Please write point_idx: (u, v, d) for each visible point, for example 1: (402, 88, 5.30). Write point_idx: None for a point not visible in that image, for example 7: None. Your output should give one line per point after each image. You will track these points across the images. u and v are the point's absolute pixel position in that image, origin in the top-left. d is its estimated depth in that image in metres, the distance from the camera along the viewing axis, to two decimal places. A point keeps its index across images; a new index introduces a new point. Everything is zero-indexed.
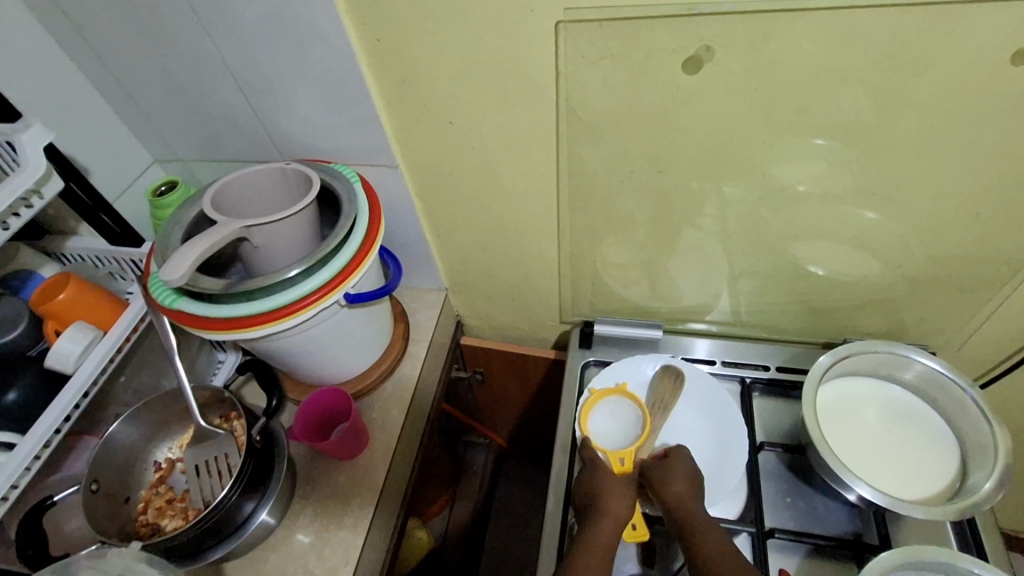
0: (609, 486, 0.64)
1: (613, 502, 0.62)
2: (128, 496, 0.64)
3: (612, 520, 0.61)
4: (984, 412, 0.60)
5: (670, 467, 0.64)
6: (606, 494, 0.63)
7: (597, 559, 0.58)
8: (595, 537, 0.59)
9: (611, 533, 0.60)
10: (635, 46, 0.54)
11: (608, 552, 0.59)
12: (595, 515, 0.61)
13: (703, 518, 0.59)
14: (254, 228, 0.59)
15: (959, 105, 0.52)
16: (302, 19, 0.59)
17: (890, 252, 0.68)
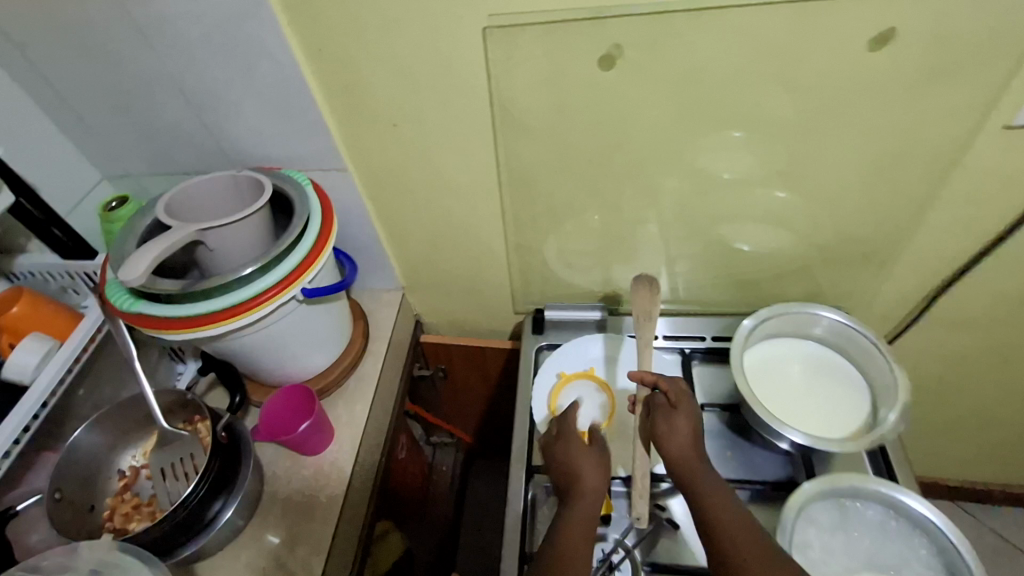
0: (587, 458, 0.66)
1: (592, 471, 0.64)
2: (92, 505, 0.65)
3: (592, 489, 0.63)
4: (886, 356, 0.69)
5: (675, 419, 0.64)
6: (584, 468, 0.65)
7: (581, 531, 0.59)
8: (576, 507, 0.61)
9: (594, 504, 0.62)
10: (554, 46, 0.60)
11: (593, 521, 0.60)
12: (577, 487, 0.63)
13: (702, 471, 0.61)
14: (208, 230, 0.62)
15: (839, 90, 0.60)
16: (243, 33, 0.62)
17: (801, 226, 0.76)
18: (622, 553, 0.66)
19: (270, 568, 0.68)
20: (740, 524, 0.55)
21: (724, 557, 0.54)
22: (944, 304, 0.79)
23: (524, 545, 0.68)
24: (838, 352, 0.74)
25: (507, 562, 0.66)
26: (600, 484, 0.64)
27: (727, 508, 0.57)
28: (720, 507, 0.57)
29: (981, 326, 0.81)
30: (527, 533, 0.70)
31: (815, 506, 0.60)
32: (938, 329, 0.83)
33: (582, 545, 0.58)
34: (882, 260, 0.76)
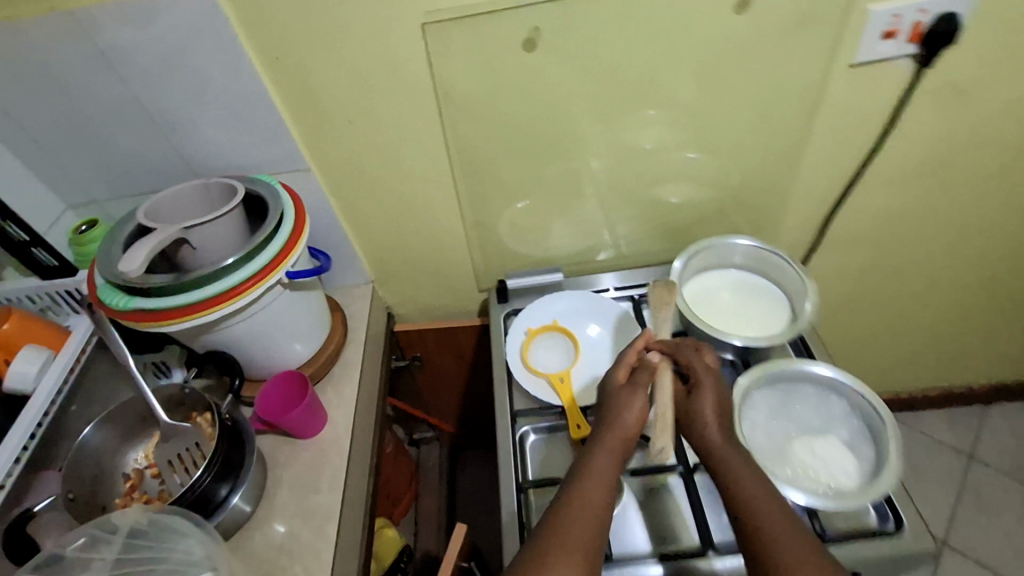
0: (621, 412, 0.64)
1: (621, 426, 0.63)
2: (103, 506, 0.68)
3: (617, 444, 0.62)
4: (793, 265, 0.81)
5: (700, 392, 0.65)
6: (615, 425, 0.64)
7: (598, 483, 0.58)
8: (595, 460, 0.61)
9: (614, 462, 0.61)
10: (484, 34, 0.70)
11: (611, 478, 0.59)
12: (600, 444, 0.63)
13: (728, 441, 0.61)
14: (191, 229, 0.68)
15: (721, 50, 0.72)
16: (201, 47, 0.69)
17: (715, 176, 0.88)
18: None
19: (286, 541, 0.72)
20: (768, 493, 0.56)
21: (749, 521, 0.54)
22: (842, 225, 0.93)
23: (519, 478, 0.75)
24: (757, 272, 0.86)
25: (506, 494, 0.73)
26: (627, 439, 0.63)
27: (755, 478, 0.57)
28: (748, 476, 0.57)
29: (875, 240, 0.96)
30: (520, 468, 0.77)
31: (758, 395, 0.71)
32: (841, 248, 0.97)
33: (598, 498, 0.57)
34: (785, 195, 0.89)
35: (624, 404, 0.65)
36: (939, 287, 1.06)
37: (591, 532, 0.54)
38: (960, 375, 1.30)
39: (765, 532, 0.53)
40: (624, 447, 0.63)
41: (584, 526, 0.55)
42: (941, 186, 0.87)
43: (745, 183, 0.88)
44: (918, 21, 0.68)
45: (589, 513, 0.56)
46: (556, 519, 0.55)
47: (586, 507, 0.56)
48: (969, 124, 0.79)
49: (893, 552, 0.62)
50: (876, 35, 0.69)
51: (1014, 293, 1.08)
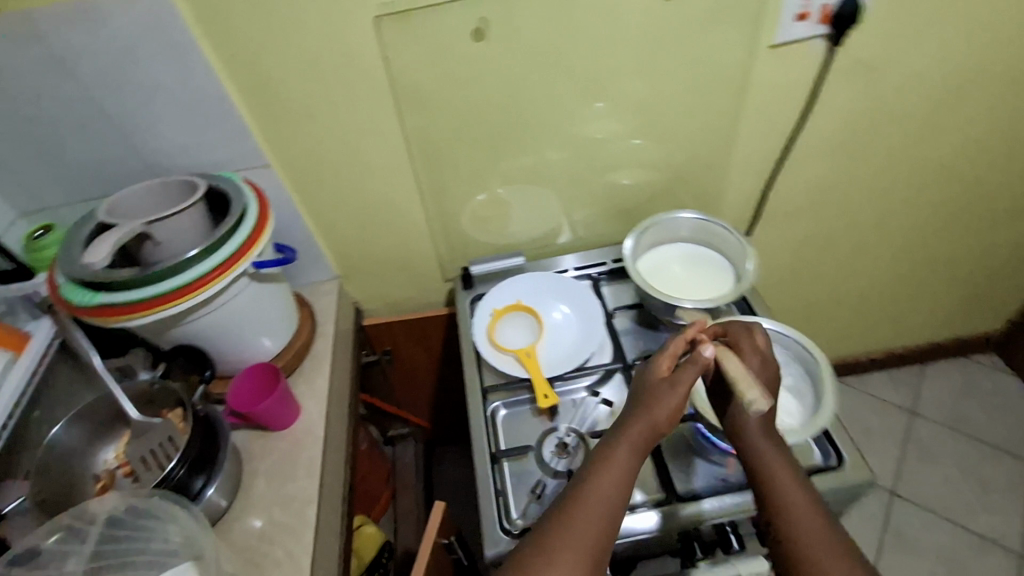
0: (654, 403, 0.63)
1: (650, 421, 0.62)
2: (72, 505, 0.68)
3: (642, 439, 0.61)
4: (735, 234, 0.87)
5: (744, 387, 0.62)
6: (644, 414, 0.62)
7: (617, 484, 0.58)
8: (617, 457, 0.60)
9: (636, 459, 0.61)
10: (433, 26, 0.73)
11: (630, 475, 0.59)
12: (626, 432, 0.62)
13: (770, 440, 0.60)
14: (154, 224, 0.69)
15: (655, 37, 0.77)
16: (153, 45, 0.70)
17: (661, 157, 0.93)
18: (574, 436, 0.78)
19: (265, 529, 0.72)
20: (808, 504, 0.56)
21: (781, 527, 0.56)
22: (778, 198, 1.00)
23: (493, 449, 0.79)
24: (703, 244, 0.92)
25: (481, 466, 0.76)
26: (655, 433, 0.62)
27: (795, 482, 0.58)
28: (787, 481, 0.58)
29: (810, 211, 1.04)
30: (493, 440, 0.80)
31: None
32: (781, 219, 1.04)
33: (615, 499, 0.58)
34: (726, 171, 0.95)
35: (658, 399, 0.63)
36: (872, 253, 1.15)
37: (602, 533, 0.56)
38: (899, 337, 1.40)
39: (796, 539, 0.55)
40: (649, 441, 0.62)
41: (597, 528, 0.56)
42: (863, 156, 0.96)
43: (688, 162, 0.94)
44: (825, 4, 0.75)
45: (606, 514, 0.56)
46: (569, 519, 0.56)
47: (601, 508, 0.57)
48: (880, 96, 0.87)
49: (838, 484, 0.68)
50: (790, 18, 0.76)
51: (938, 255, 1.18)
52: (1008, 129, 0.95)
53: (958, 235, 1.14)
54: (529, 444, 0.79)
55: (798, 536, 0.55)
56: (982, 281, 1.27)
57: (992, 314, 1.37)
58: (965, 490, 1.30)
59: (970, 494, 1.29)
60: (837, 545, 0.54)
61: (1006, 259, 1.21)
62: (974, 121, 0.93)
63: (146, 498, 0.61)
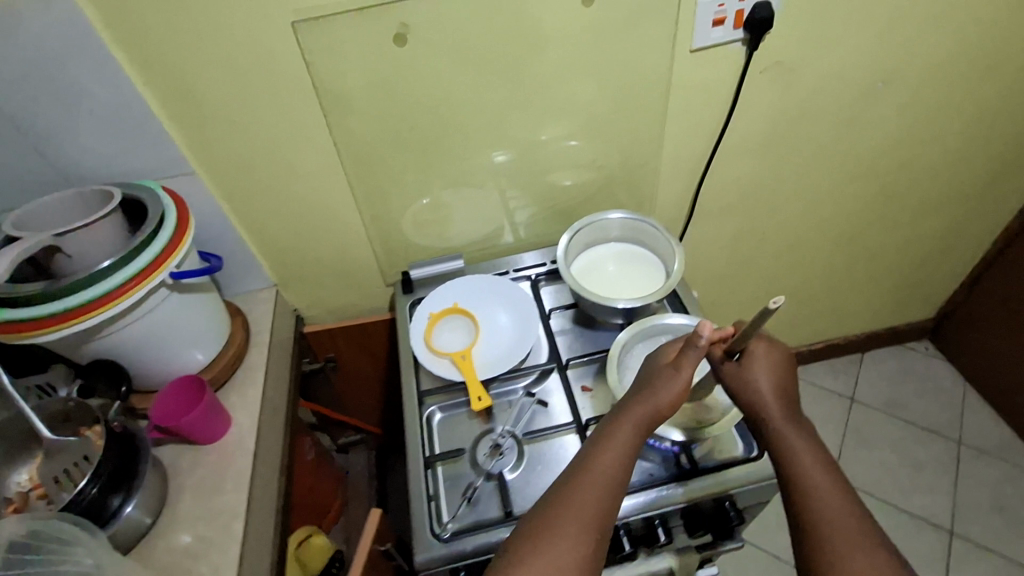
0: (658, 387, 0.67)
1: (651, 405, 0.66)
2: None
3: (641, 419, 0.66)
4: (665, 232, 0.89)
5: (752, 372, 0.65)
6: (647, 399, 0.67)
7: (618, 459, 0.63)
8: (620, 436, 0.65)
9: (637, 438, 0.65)
10: (356, 31, 0.72)
11: (630, 453, 0.64)
12: (628, 414, 0.67)
13: (786, 420, 0.64)
14: (63, 236, 0.67)
15: (579, 41, 0.78)
16: (54, 53, 0.66)
17: (596, 159, 0.94)
18: (509, 437, 0.80)
19: (190, 547, 0.71)
20: (822, 481, 0.59)
21: (797, 503, 0.59)
22: (709, 195, 1.03)
23: (427, 453, 0.79)
24: (637, 243, 0.94)
25: (415, 471, 0.77)
26: (656, 416, 0.66)
27: (809, 456, 0.60)
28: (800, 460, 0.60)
29: (742, 207, 1.07)
30: (427, 444, 0.81)
31: (638, 348, 0.83)
32: (712, 217, 1.07)
33: (616, 476, 0.63)
34: (659, 171, 0.97)
35: (660, 384, 0.67)
36: (804, 247, 1.19)
37: (600, 509, 0.60)
38: (836, 327, 1.46)
39: (809, 513, 0.57)
40: (650, 423, 0.66)
41: (596, 501, 0.61)
42: (788, 153, 0.99)
43: (622, 163, 0.95)
44: (740, 10, 0.78)
45: (606, 490, 0.62)
46: (573, 495, 0.61)
47: (601, 487, 0.62)
48: (799, 96, 0.90)
49: (743, 474, 0.75)
50: (708, 22, 0.79)
51: (866, 248, 1.23)
52: (922, 127, 1.00)
53: (884, 229, 1.19)
54: (462, 447, 0.80)
55: (812, 505, 0.58)
56: (910, 271, 1.33)
57: (922, 303, 1.44)
58: (899, 472, 1.36)
59: (903, 476, 1.36)
60: (849, 519, 0.56)
61: (930, 251, 1.27)
62: (890, 119, 0.97)
63: (67, 524, 0.59)
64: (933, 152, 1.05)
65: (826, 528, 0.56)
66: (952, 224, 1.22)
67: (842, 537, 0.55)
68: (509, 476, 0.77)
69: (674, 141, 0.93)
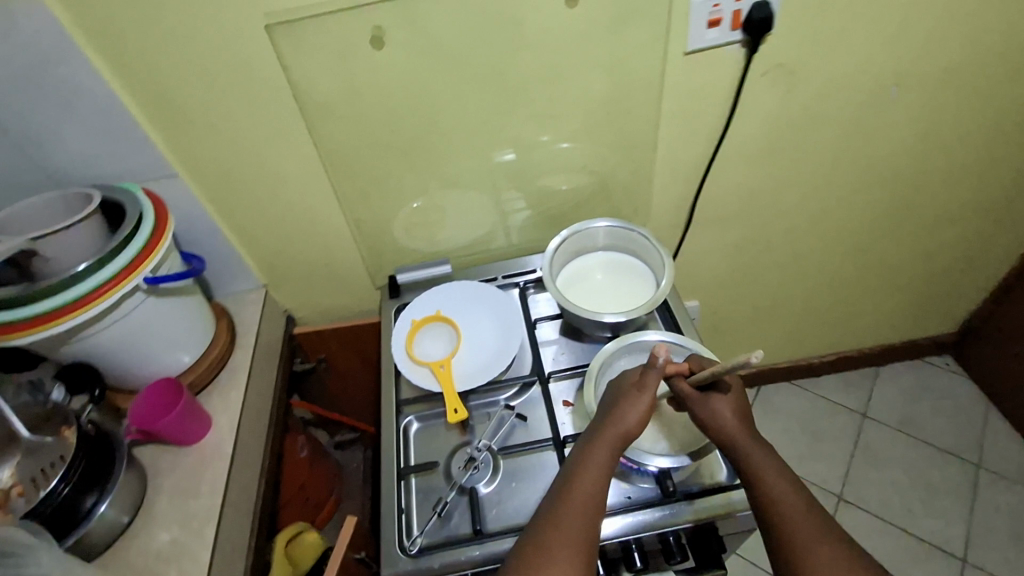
0: (624, 409, 0.65)
1: (622, 425, 0.64)
2: None
3: (614, 442, 0.64)
4: (654, 242, 0.86)
5: (716, 398, 0.65)
6: (616, 421, 0.65)
7: (595, 483, 0.61)
8: (595, 459, 0.63)
9: (611, 460, 0.63)
10: (331, 34, 0.70)
11: (606, 475, 0.62)
12: (599, 437, 0.65)
13: (752, 439, 0.63)
14: (39, 240, 0.67)
15: (564, 42, 0.75)
16: (32, 58, 0.66)
17: (588, 164, 0.91)
18: (484, 451, 0.78)
19: (161, 550, 0.72)
20: (795, 499, 0.58)
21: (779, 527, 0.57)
22: (707, 202, 0.99)
23: (401, 465, 0.79)
24: (628, 252, 0.91)
25: (388, 483, 0.76)
26: (626, 438, 0.65)
27: (778, 475, 0.60)
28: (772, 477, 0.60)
29: (743, 215, 1.02)
30: (402, 455, 0.80)
31: (620, 363, 0.81)
32: (711, 225, 1.03)
33: (595, 504, 0.60)
34: (654, 177, 0.94)
35: (628, 405, 0.65)
36: (813, 257, 1.14)
37: (587, 535, 0.58)
38: (848, 339, 1.40)
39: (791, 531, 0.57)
40: (622, 444, 0.64)
41: (579, 531, 0.58)
42: (793, 160, 0.94)
43: (615, 169, 0.92)
44: (737, 10, 0.73)
45: (587, 517, 0.59)
46: (556, 522, 0.59)
47: (582, 515, 0.59)
48: (804, 101, 0.85)
49: (725, 502, 0.71)
50: (702, 24, 0.74)
51: (881, 258, 1.17)
52: (940, 133, 0.93)
53: (900, 239, 1.13)
54: (436, 460, 0.79)
55: (789, 526, 0.57)
56: (930, 283, 1.25)
57: (943, 316, 1.36)
58: (909, 494, 1.30)
59: (913, 498, 1.30)
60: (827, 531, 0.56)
61: (951, 262, 1.20)
62: (905, 125, 0.91)
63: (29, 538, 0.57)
64: (954, 160, 0.98)
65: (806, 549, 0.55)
66: (975, 235, 1.14)
67: (824, 549, 0.55)
68: (482, 491, 0.75)
69: (670, 146, 0.89)
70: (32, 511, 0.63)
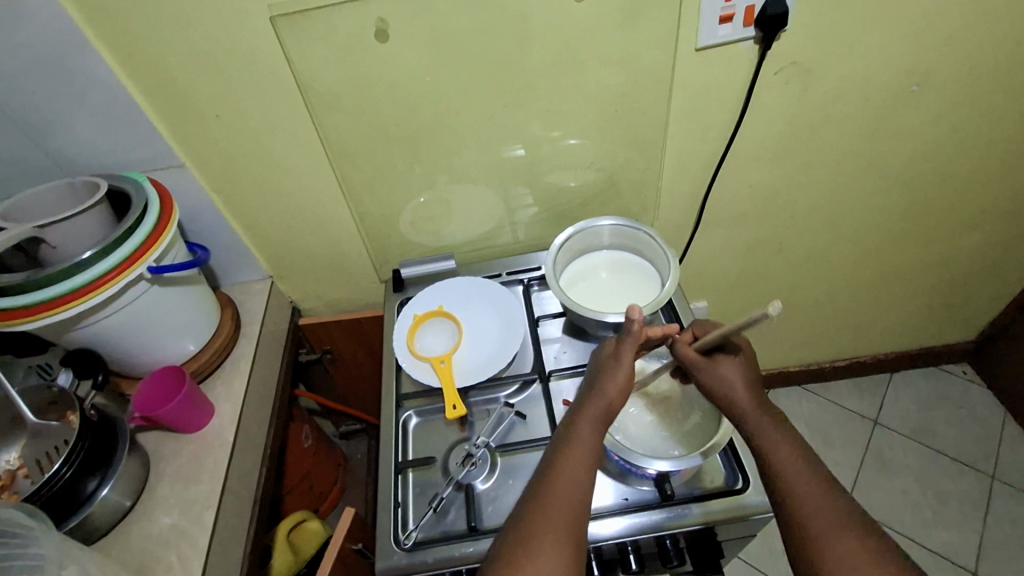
0: (605, 383, 0.66)
1: (603, 400, 0.65)
2: None
3: (597, 417, 0.64)
4: (660, 242, 0.84)
5: (723, 365, 0.64)
6: (599, 396, 0.66)
7: (582, 457, 0.62)
8: (579, 435, 0.63)
9: (597, 434, 0.64)
10: (335, 26, 0.69)
11: (595, 449, 0.63)
12: (583, 414, 0.65)
13: (756, 408, 0.62)
14: (45, 228, 0.68)
15: (572, 37, 0.73)
16: (43, 46, 0.66)
17: (596, 161, 0.90)
18: (482, 448, 0.77)
19: (160, 535, 0.73)
20: (800, 468, 0.57)
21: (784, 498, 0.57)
22: (717, 202, 0.97)
23: (399, 459, 0.79)
24: (633, 252, 0.90)
25: (386, 476, 0.77)
26: (609, 413, 0.65)
27: (782, 444, 0.59)
28: (778, 448, 0.59)
29: (754, 216, 1.00)
30: (401, 449, 0.80)
31: None
32: (721, 225, 1.02)
33: (583, 477, 0.60)
34: (662, 175, 0.92)
35: (607, 377, 0.66)
36: (826, 260, 1.11)
37: (577, 507, 0.58)
38: (861, 344, 1.37)
39: (798, 504, 0.55)
40: (606, 418, 0.65)
41: (570, 504, 0.58)
42: (807, 160, 0.91)
43: (624, 167, 0.90)
44: (750, 5, 0.71)
45: (577, 490, 0.59)
46: (546, 496, 0.59)
47: (572, 489, 0.59)
48: (820, 100, 0.83)
49: (726, 506, 0.70)
50: (714, 20, 0.73)
51: (897, 262, 1.13)
52: (962, 136, 0.90)
53: (918, 244, 1.10)
54: (434, 456, 0.79)
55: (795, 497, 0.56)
56: (948, 289, 1.22)
57: (962, 323, 1.33)
58: (919, 503, 1.28)
59: (924, 508, 1.27)
60: (832, 501, 0.55)
61: (971, 268, 1.17)
62: (925, 126, 0.88)
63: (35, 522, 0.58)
64: (976, 163, 0.95)
65: (812, 518, 0.54)
66: (996, 241, 1.11)
67: (828, 518, 0.54)
68: (479, 487, 0.75)
69: (680, 144, 0.88)
70: (34, 494, 0.64)
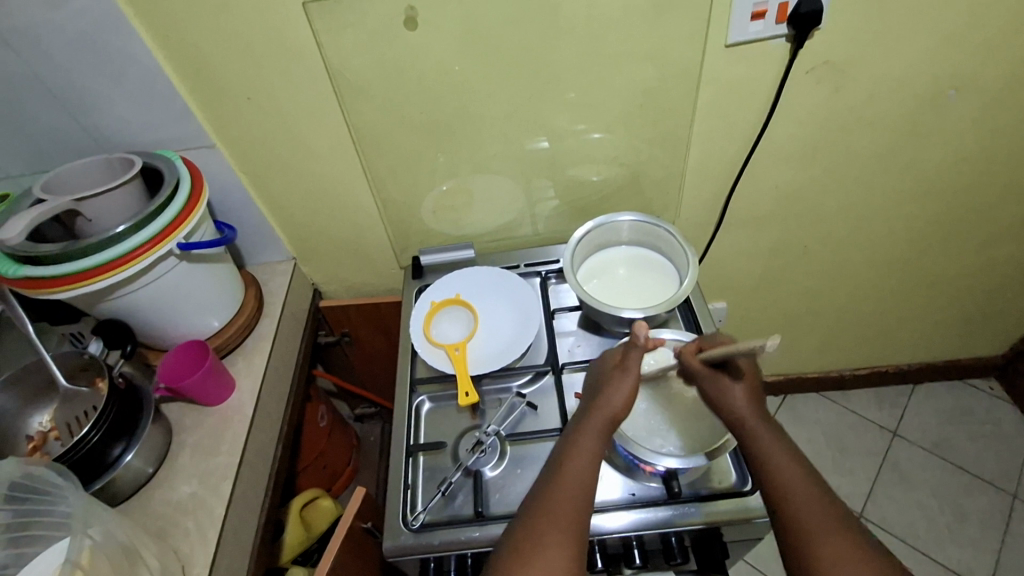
0: (609, 393, 0.66)
1: (607, 407, 0.65)
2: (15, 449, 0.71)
3: (602, 424, 0.64)
4: (679, 240, 0.84)
5: (728, 379, 0.63)
6: (603, 406, 0.66)
7: (587, 462, 0.62)
8: (586, 441, 0.63)
9: (601, 442, 0.64)
10: (365, 12, 0.70)
11: (598, 455, 0.63)
12: (587, 423, 0.65)
13: (761, 424, 0.61)
14: (82, 201, 0.71)
15: (600, 30, 0.73)
16: (85, 25, 0.68)
17: (620, 155, 0.89)
18: (492, 436, 0.78)
19: (180, 502, 0.75)
20: (806, 489, 0.56)
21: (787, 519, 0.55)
22: (741, 202, 0.96)
23: (410, 442, 0.80)
24: (651, 249, 0.89)
25: (396, 459, 0.78)
26: (614, 421, 0.65)
27: (787, 463, 0.58)
28: (787, 466, 0.58)
29: (778, 217, 0.99)
30: (412, 433, 0.82)
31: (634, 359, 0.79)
32: (745, 226, 1.00)
33: (586, 483, 0.60)
34: (687, 172, 0.91)
35: (612, 386, 0.66)
36: (851, 265, 1.09)
37: (579, 511, 0.58)
38: (884, 353, 1.34)
39: (801, 522, 0.54)
40: (610, 427, 0.65)
41: (572, 507, 0.58)
42: (836, 162, 0.90)
43: (648, 162, 0.90)
44: (784, 3, 0.70)
45: (580, 494, 0.59)
46: (550, 499, 0.59)
47: (574, 494, 0.59)
48: (852, 101, 0.81)
49: (734, 507, 0.70)
50: (746, 16, 0.71)
51: (927, 270, 1.11)
52: (1001, 143, 0.87)
53: (949, 253, 1.07)
54: (445, 441, 0.80)
55: (799, 521, 0.54)
56: (979, 301, 1.18)
57: (992, 336, 1.29)
58: (935, 518, 1.25)
59: (939, 522, 1.24)
60: (839, 521, 0.54)
61: (1005, 280, 1.13)
62: (962, 132, 0.86)
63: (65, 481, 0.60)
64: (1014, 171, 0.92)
65: (814, 540, 0.53)
66: None
67: (833, 540, 0.52)
68: (487, 473, 0.76)
69: (706, 141, 0.87)
70: (65, 455, 0.66)
